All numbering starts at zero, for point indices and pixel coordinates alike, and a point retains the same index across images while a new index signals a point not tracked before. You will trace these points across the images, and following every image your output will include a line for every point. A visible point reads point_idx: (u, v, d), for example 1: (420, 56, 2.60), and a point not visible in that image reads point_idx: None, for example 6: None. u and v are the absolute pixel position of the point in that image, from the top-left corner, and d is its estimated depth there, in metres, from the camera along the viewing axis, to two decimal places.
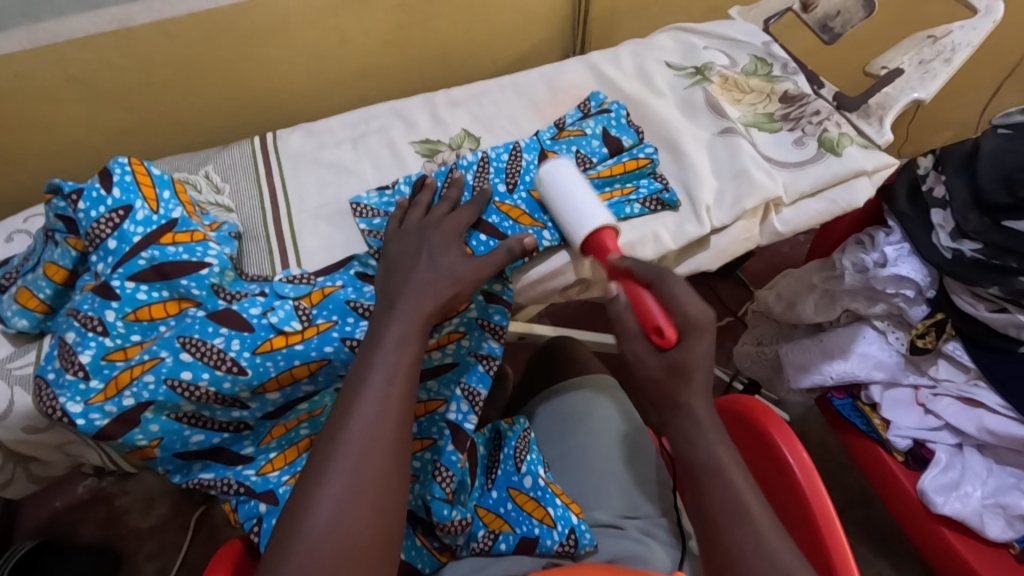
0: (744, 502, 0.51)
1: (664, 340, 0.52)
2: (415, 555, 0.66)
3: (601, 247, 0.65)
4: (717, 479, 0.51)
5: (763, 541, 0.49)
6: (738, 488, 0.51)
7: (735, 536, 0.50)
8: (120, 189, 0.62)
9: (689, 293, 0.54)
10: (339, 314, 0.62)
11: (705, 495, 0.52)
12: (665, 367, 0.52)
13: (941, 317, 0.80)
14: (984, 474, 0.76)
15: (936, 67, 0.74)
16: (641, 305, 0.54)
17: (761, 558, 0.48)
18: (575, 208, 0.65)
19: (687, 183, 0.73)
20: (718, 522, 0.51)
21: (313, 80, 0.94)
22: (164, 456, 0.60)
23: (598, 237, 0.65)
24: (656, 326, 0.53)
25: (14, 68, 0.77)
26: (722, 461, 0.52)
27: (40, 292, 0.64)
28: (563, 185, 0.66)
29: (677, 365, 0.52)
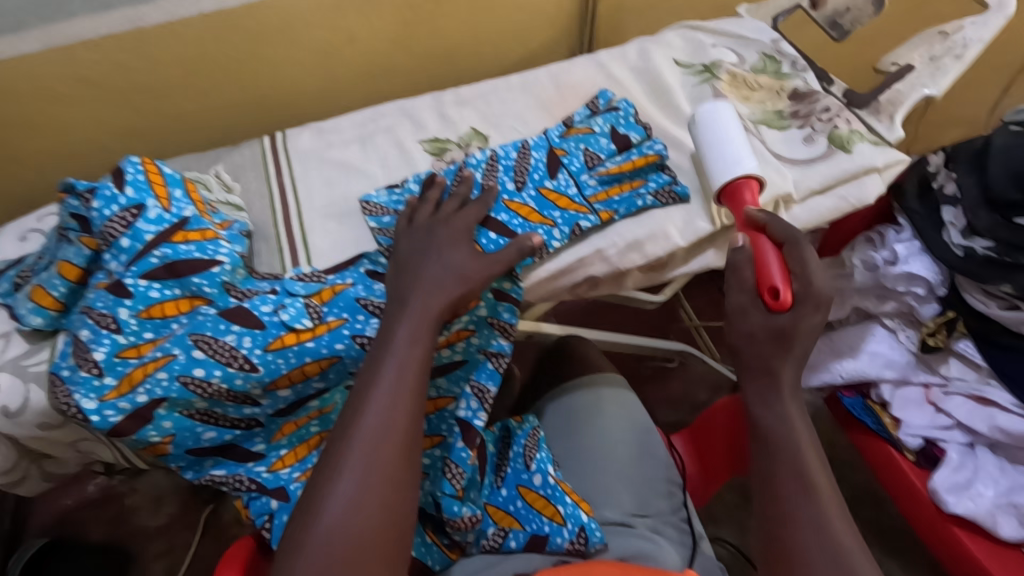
0: (811, 477, 0.50)
1: (778, 301, 0.56)
2: (424, 552, 0.66)
3: (739, 194, 0.67)
4: (788, 449, 0.51)
5: (825, 526, 0.47)
6: (806, 464, 0.50)
7: (799, 513, 0.48)
8: (132, 188, 0.63)
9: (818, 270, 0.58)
10: (349, 311, 0.62)
11: (772, 466, 0.51)
12: (769, 328, 0.56)
13: (952, 315, 0.81)
14: (996, 474, 0.76)
15: (947, 64, 0.74)
16: (762, 263, 0.59)
17: (815, 533, 0.47)
18: (728, 155, 0.69)
19: (721, 154, 0.69)
20: (779, 490, 0.50)
21: (322, 79, 0.95)
22: (177, 453, 0.60)
23: (738, 185, 0.67)
24: (773, 287, 0.57)
25: (28, 69, 0.78)
26: (796, 434, 0.52)
27: (53, 290, 0.64)
28: (717, 132, 0.70)
29: (784, 329, 0.55)
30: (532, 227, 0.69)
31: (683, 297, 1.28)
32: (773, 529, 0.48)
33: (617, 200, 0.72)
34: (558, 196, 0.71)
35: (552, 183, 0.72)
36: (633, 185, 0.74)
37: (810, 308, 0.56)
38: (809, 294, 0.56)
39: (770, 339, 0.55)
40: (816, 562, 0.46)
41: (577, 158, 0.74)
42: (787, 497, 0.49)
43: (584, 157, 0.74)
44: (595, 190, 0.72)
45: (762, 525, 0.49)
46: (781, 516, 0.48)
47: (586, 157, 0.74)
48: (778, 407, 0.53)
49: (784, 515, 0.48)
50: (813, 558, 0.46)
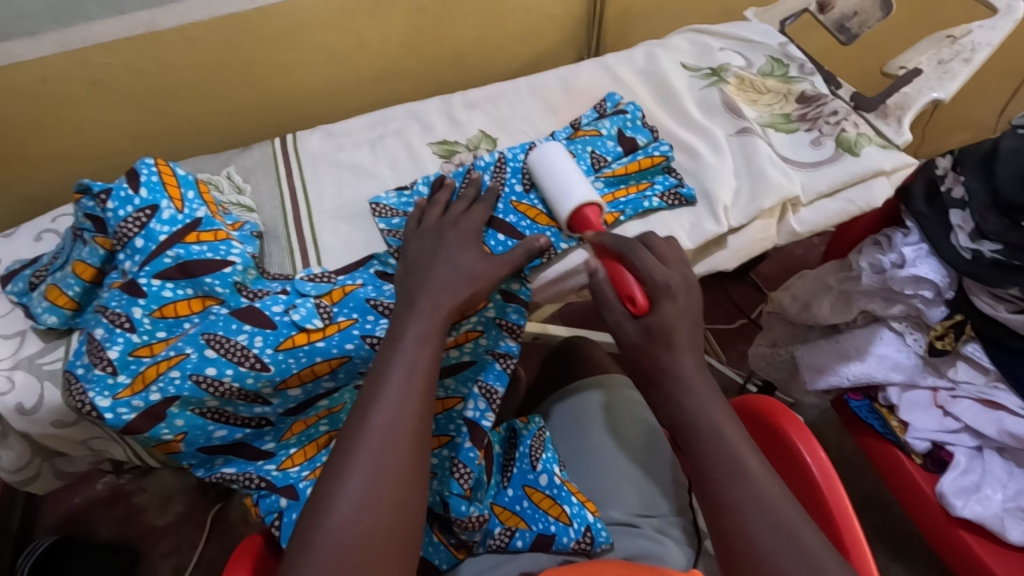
0: (740, 460, 0.51)
1: (637, 307, 0.58)
2: (432, 551, 0.67)
3: (582, 222, 0.68)
4: (711, 436, 0.53)
5: (762, 495, 0.49)
6: (734, 447, 0.52)
7: (735, 496, 0.50)
8: (147, 189, 0.64)
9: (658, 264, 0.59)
10: (359, 312, 0.63)
11: (698, 459, 0.52)
12: (643, 330, 0.56)
13: (960, 318, 0.81)
14: (1004, 478, 0.75)
15: (954, 68, 0.74)
16: (618, 280, 0.60)
17: (762, 512, 0.48)
18: (563, 186, 0.68)
19: (560, 183, 0.68)
20: (716, 484, 0.51)
21: (332, 82, 0.96)
22: (189, 451, 0.61)
23: (582, 213, 0.68)
24: (631, 297, 0.58)
25: (42, 72, 0.79)
26: (723, 432, 0.52)
27: (68, 289, 0.65)
28: (556, 167, 0.69)
29: (654, 327, 0.56)
30: (540, 229, 0.69)
31: None
32: (722, 517, 0.50)
33: (623, 201, 0.72)
34: None
35: None
36: (639, 187, 0.73)
37: (665, 302, 0.56)
38: (665, 289, 0.57)
39: (643, 336, 0.56)
40: (766, 541, 0.47)
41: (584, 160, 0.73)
42: (729, 485, 0.50)
43: (591, 159, 0.73)
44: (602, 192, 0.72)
45: (716, 523, 0.50)
46: (727, 503, 0.50)
47: (593, 159, 0.74)
48: (691, 398, 0.54)
49: (725, 500, 0.50)
50: (764, 537, 0.48)
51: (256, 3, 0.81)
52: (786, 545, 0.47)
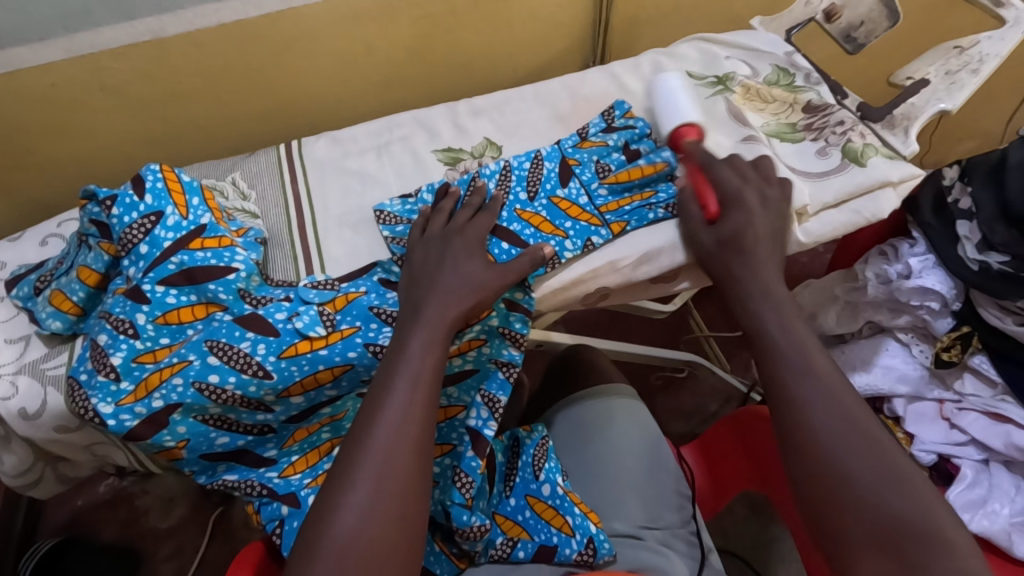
0: (811, 363, 0.55)
1: (708, 213, 0.68)
2: (434, 560, 0.66)
3: (677, 138, 0.75)
4: (795, 348, 0.56)
5: (830, 393, 0.53)
6: (806, 351, 0.56)
7: (802, 395, 0.53)
8: (152, 195, 0.64)
9: (736, 179, 0.68)
10: (362, 319, 0.63)
11: (774, 369, 0.56)
12: (717, 238, 0.66)
13: (967, 330, 0.80)
14: (1012, 492, 0.74)
15: (963, 78, 0.73)
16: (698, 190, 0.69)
17: (830, 407, 0.52)
18: (674, 108, 0.77)
19: (671, 105, 0.77)
20: (784, 385, 0.54)
21: (339, 89, 0.96)
22: (191, 458, 0.61)
23: (679, 130, 0.75)
24: (704, 204, 0.68)
25: (50, 77, 0.80)
26: (798, 339, 0.57)
27: (73, 295, 0.66)
28: (669, 86, 0.79)
29: (731, 235, 0.65)
30: (544, 237, 0.69)
31: (693, 306, 1.27)
32: (793, 417, 0.53)
33: (626, 210, 0.72)
34: (569, 205, 0.72)
35: (564, 192, 0.72)
36: (643, 196, 0.73)
37: (735, 212, 0.66)
38: (738, 200, 0.66)
39: (716, 245, 0.66)
40: (836, 433, 0.51)
41: (588, 168, 0.74)
42: (797, 383, 0.54)
43: (595, 168, 0.74)
44: (605, 201, 0.73)
45: (787, 428, 0.53)
46: (796, 400, 0.53)
47: (598, 168, 0.74)
48: (770, 301, 0.60)
49: (796, 400, 0.53)
50: (829, 428, 0.51)
51: (264, 10, 0.82)
52: (855, 440, 0.50)
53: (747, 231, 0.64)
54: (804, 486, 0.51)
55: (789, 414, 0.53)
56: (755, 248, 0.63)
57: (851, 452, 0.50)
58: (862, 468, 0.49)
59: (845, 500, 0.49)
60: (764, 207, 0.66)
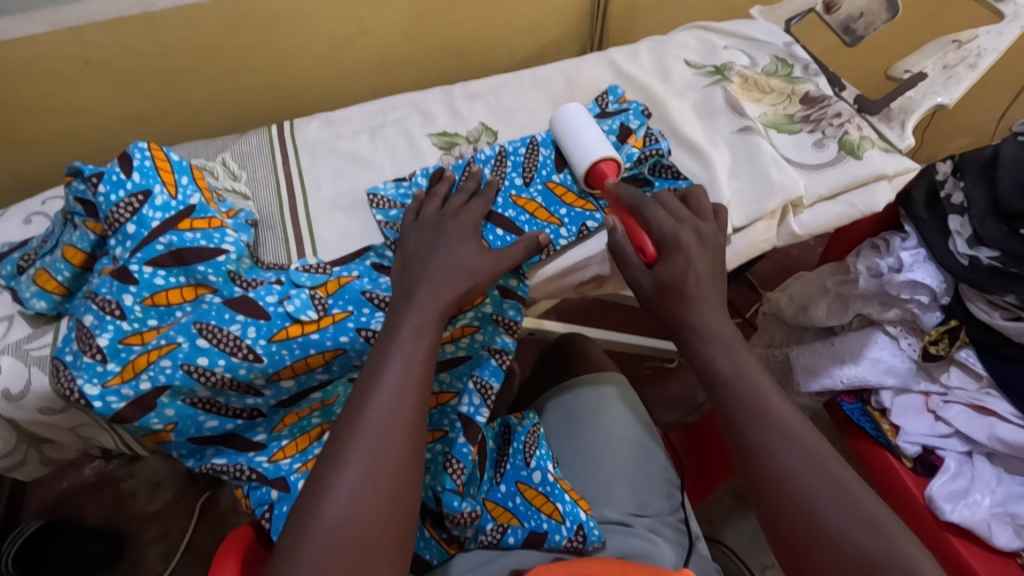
0: (766, 405, 0.52)
1: (646, 257, 0.61)
2: (423, 546, 0.66)
3: (597, 176, 0.69)
4: (745, 385, 0.54)
5: (794, 436, 0.50)
6: (760, 391, 0.53)
7: (761, 438, 0.51)
8: (140, 173, 0.63)
9: (671, 219, 0.61)
10: (354, 304, 0.62)
11: (727, 411, 0.53)
12: (656, 283, 0.59)
13: (955, 323, 0.80)
14: (993, 483, 0.75)
15: (960, 72, 0.73)
16: (630, 231, 0.63)
17: (796, 450, 0.50)
18: (582, 142, 0.70)
19: (580, 139, 0.70)
20: (742, 429, 0.52)
21: (332, 70, 0.94)
22: (179, 441, 0.60)
23: (599, 167, 0.69)
24: (640, 246, 0.62)
25: (34, 50, 0.77)
26: (750, 377, 0.54)
27: (58, 274, 0.64)
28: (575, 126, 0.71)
29: (666, 282, 0.58)
30: (540, 224, 0.69)
31: None
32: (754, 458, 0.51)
33: None
34: (565, 190, 0.71)
35: (559, 176, 0.72)
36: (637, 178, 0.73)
37: (673, 257, 0.58)
38: (673, 244, 0.59)
39: (656, 291, 0.59)
40: (798, 472, 0.49)
41: None
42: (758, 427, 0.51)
43: None
44: None
45: (747, 469, 0.51)
46: (753, 446, 0.51)
47: None
48: (720, 343, 0.56)
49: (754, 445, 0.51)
50: (796, 472, 0.49)
51: None
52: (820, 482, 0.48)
53: (687, 273, 0.58)
54: (767, 525, 0.50)
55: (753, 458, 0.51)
56: (697, 293, 0.58)
57: (819, 498, 0.48)
58: (828, 508, 0.47)
59: (813, 545, 0.47)
60: (702, 246, 0.60)
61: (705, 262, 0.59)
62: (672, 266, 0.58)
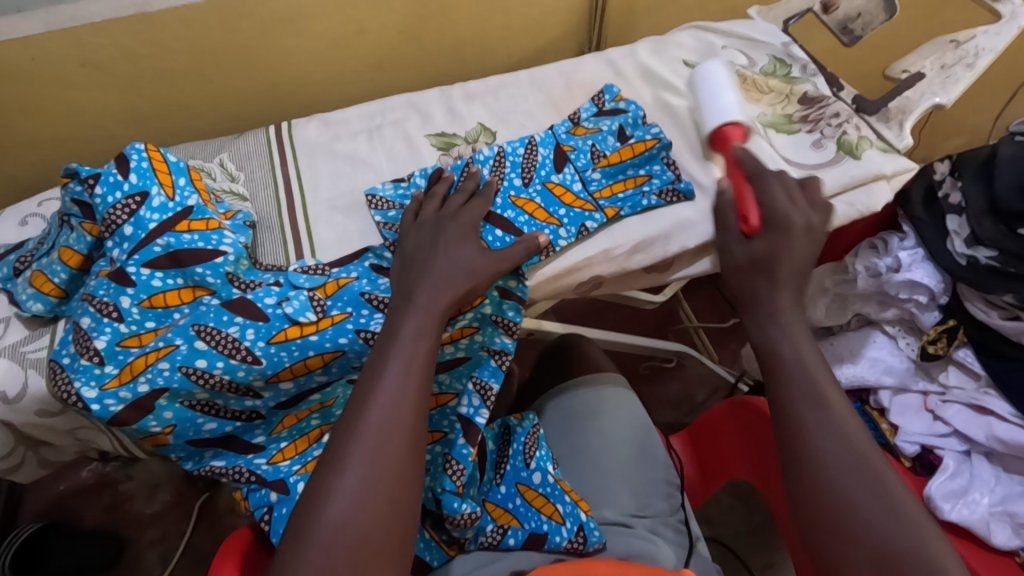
0: (823, 393, 0.52)
1: (747, 227, 0.66)
2: (423, 547, 0.66)
3: (721, 139, 0.73)
4: (800, 375, 0.53)
5: (838, 427, 0.50)
6: (814, 377, 0.53)
7: (810, 420, 0.50)
8: (136, 175, 0.62)
9: (788, 202, 0.64)
10: (353, 306, 0.62)
11: (780, 393, 0.53)
12: (748, 256, 0.63)
13: (953, 323, 0.81)
14: (991, 482, 0.75)
15: (958, 72, 0.73)
16: (740, 199, 0.68)
17: (836, 440, 0.49)
18: (718, 105, 0.74)
19: (716, 102, 0.74)
20: (793, 409, 0.52)
21: (330, 70, 0.94)
22: (177, 444, 0.60)
23: (724, 130, 0.73)
24: (745, 216, 0.67)
25: (30, 51, 0.77)
26: (810, 369, 0.53)
27: (54, 276, 0.64)
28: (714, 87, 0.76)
29: (764, 257, 0.61)
30: (538, 225, 0.68)
31: (683, 298, 1.28)
32: (794, 441, 0.50)
33: (621, 195, 0.72)
34: (563, 191, 0.71)
35: (558, 177, 0.72)
36: (635, 179, 0.73)
37: (774, 230, 0.62)
38: (783, 223, 0.62)
39: (747, 264, 0.62)
40: (837, 464, 0.48)
41: (584, 155, 0.74)
42: (804, 410, 0.51)
43: (591, 154, 0.74)
44: (599, 185, 0.72)
45: (791, 460, 0.50)
46: (799, 427, 0.51)
47: (593, 154, 0.74)
48: (784, 327, 0.56)
49: (798, 425, 0.51)
50: (835, 465, 0.48)
51: None
52: (860, 477, 0.47)
53: (782, 253, 0.61)
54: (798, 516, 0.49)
55: (795, 445, 0.50)
56: (787, 275, 0.59)
57: (855, 493, 0.47)
58: (866, 504, 0.46)
59: (846, 536, 0.46)
60: (808, 235, 0.62)
61: (802, 253, 0.61)
62: (772, 244, 0.61)
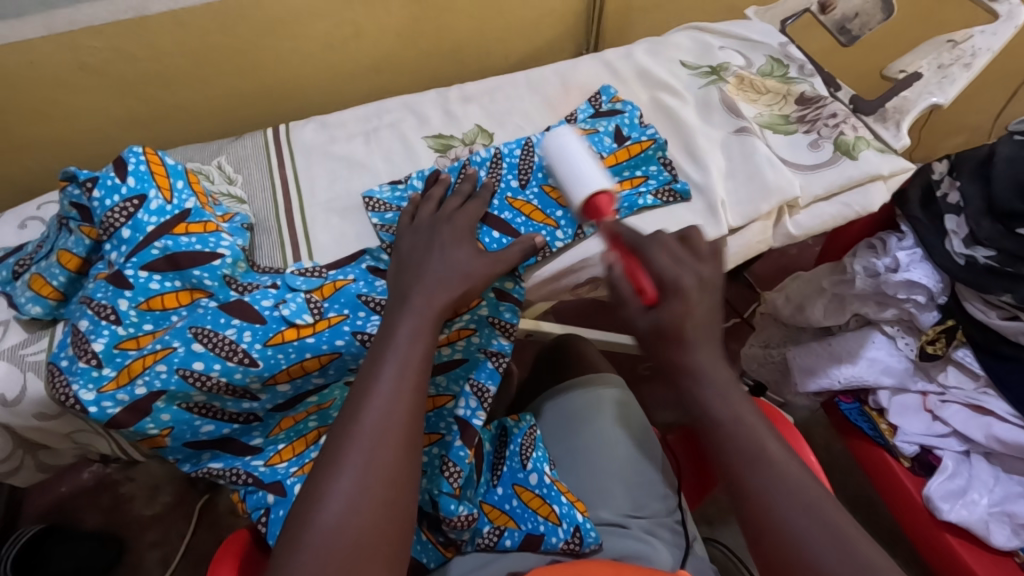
0: (762, 448, 0.47)
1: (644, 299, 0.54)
2: (421, 549, 0.66)
3: (595, 210, 0.63)
4: (736, 428, 0.48)
5: (788, 481, 0.45)
6: (757, 433, 0.48)
7: (756, 485, 0.46)
8: (134, 178, 0.62)
9: (674, 263, 0.54)
10: (350, 308, 0.62)
11: (722, 450, 0.48)
12: (653, 327, 0.51)
13: (952, 323, 0.81)
14: (991, 483, 0.75)
15: (954, 72, 0.73)
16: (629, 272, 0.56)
17: (789, 496, 0.45)
18: (577, 173, 0.64)
19: (572, 168, 0.65)
20: (735, 473, 0.47)
21: (326, 73, 0.94)
22: (174, 446, 0.60)
23: (594, 201, 0.63)
24: (638, 287, 0.54)
25: (28, 56, 0.77)
26: (747, 418, 0.48)
27: (53, 279, 0.64)
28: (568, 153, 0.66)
29: (663, 325, 0.51)
30: (535, 227, 0.69)
31: None
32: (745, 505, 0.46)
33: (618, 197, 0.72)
34: (560, 192, 0.71)
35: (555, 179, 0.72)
36: (632, 180, 0.73)
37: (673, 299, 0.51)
38: (675, 288, 0.52)
39: (653, 336, 0.51)
40: (796, 520, 0.44)
41: None
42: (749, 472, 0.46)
43: None
44: None
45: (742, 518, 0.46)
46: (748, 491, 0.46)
47: None
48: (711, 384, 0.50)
49: (744, 490, 0.46)
50: (792, 521, 0.44)
51: None
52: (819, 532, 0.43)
53: (687, 319, 0.51)
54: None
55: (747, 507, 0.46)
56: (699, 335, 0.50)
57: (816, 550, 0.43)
58: (833, 565, 0.42)
59: None
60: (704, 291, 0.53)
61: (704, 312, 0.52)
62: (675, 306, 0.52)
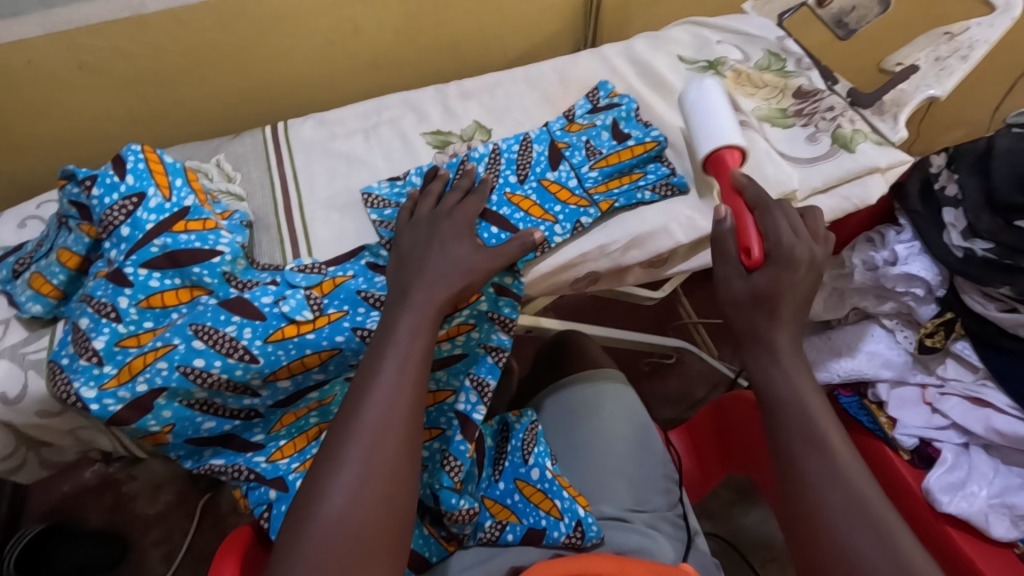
0: (823, 436, 0.51)
1: (750, 260, 0.57)
2: (422, 543, 0.66)
3: (719, 162, 0.66)
4: (795, 407, 0.52)
5: (840, 474, 0.49)
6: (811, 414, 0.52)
7: (812, 471, 0.49)
8: (133, 176, 0.63)
9: (790, 233, 0.57)
10: (350, 303, 0.62)
11: (781, 430, 0.52)
12: (749, 292, 0.55)
13: (951, 316, 0.80)
14: (990, 475, 0.75)
15: (952, 64, 0.73)
16: (742, 229, 0.59)
17: (838, 487, 0.49)
18: (710, 125, 0.67)
19: (706, 121, 0.68)
20: (791, 454, 0.51)
21: (325, 70, 0.94)
22: (176, 442, 0.60)
23: (719, 154, 0.66)
24: (746, 246, 0.58)
25: (27, 55, 0.77)
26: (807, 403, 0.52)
27: (53, 278, 0.65)
28: (710, 106, 0.68)
29: (763, 292, 0.55)
30: (534, 222, 0.69)
31: (683, 294, 1.28)
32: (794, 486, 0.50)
33: (616, 191, 0.72)
34: (559, 188, 0.71)
35: (554, 174, 0.72)
36: (631, 176, 0.73)
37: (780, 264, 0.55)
38: (787, 257, 0.56)
39: (749, 300, 0.55)
40: (837, 509, 0.48)
41: (578, 151, 0.74)
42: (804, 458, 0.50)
43: (585, 151, 0.74)
44: (595, 182, 0.72)
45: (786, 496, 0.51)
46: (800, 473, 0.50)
47: (587, 151, 0.74)
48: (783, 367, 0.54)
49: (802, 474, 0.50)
50: (835, 510, 0.48)
51: None
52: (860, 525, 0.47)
53: (786, 287, 0.55)
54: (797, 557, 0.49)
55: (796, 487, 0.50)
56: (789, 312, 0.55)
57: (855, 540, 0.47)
58: (868, 552, 0.46)
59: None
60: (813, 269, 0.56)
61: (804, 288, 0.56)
62: (775, 277, 0.55)
